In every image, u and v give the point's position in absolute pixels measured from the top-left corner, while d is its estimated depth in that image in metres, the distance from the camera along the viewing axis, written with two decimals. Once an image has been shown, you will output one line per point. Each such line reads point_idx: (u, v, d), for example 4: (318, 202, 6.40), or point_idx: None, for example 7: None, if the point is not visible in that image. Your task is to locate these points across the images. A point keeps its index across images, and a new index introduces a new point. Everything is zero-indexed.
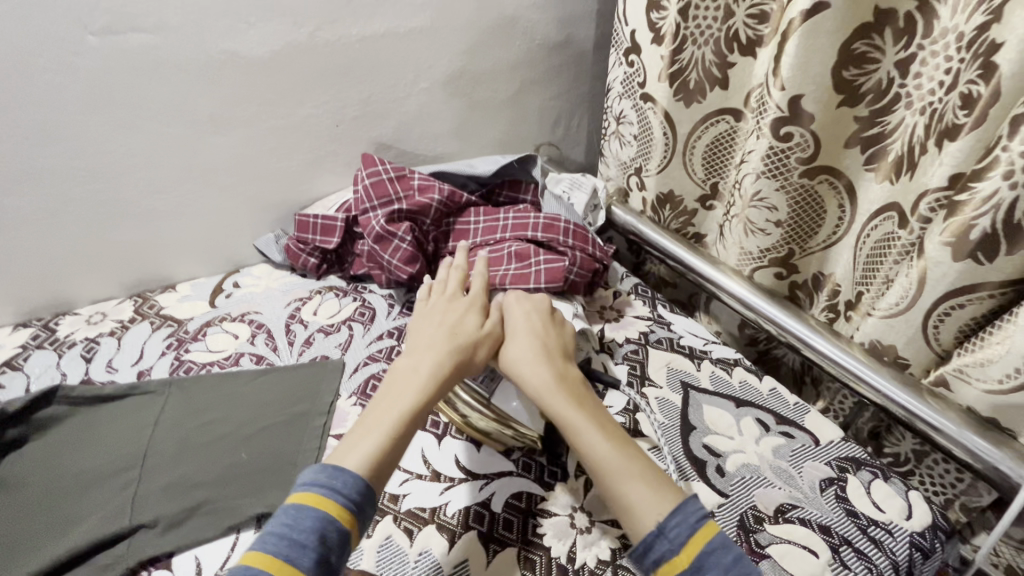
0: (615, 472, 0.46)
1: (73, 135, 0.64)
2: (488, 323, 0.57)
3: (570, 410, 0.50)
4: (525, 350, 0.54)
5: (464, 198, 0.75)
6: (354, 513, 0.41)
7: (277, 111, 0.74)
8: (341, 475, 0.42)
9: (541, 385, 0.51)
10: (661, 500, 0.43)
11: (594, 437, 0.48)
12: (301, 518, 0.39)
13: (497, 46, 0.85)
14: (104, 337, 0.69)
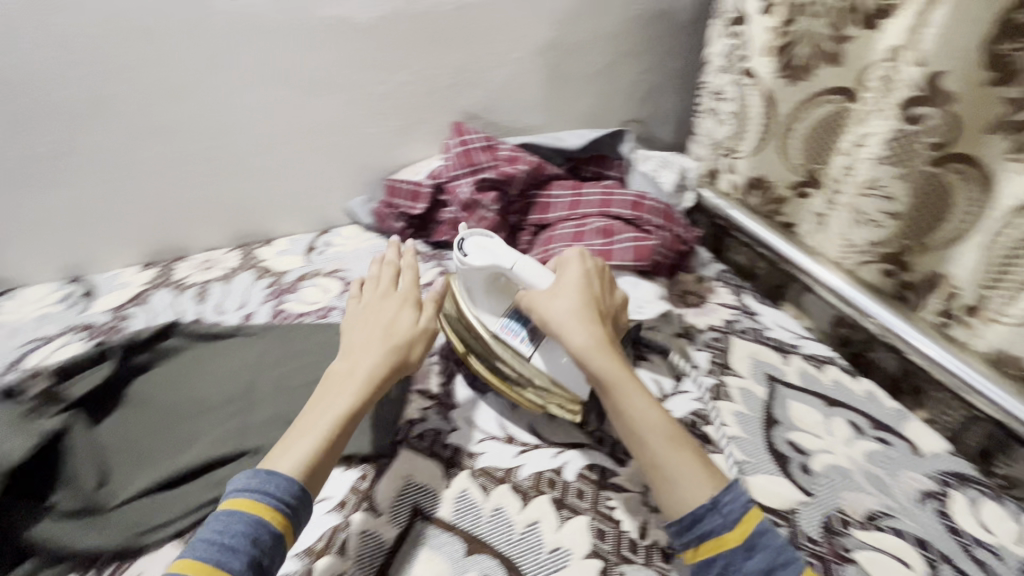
0: (669, 443, 0.43)
1: (197, 93, 0.70)
2: (422, 318, 0.54)
3: (622, 371, 0.46)
4: (574, 304, 0.49)
5: (550, 170, 0.75)
6: (288, 515, 0.39)
7: (375, 77, 0.76)
8: (272, 479, 0.40)
9: (593, 342, 0.47)
10: (715, 476, 0.42)
11: (646, 404, 0.45)
12: (229, 525, 0.37)
13: (593, 16, 0.83)
14: (213, 283, 0.75)
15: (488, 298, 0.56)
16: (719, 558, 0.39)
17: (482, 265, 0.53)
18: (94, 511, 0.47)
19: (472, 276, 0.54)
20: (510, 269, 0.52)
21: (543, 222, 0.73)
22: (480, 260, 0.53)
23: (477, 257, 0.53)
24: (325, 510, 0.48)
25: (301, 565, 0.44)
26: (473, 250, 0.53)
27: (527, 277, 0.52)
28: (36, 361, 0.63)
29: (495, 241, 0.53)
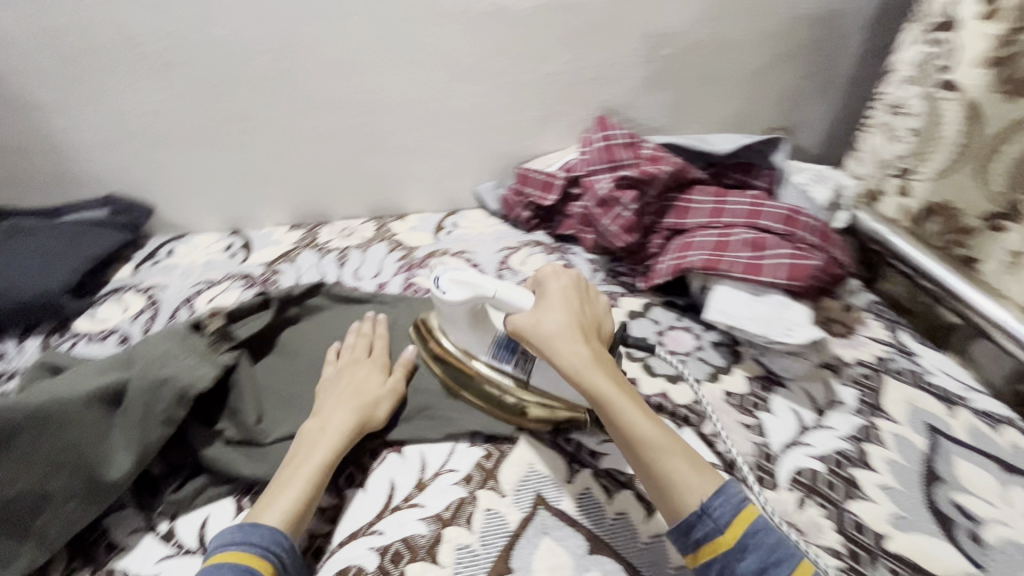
0: (660, 456, 0.43)
1: (362, 73, 0.72)
2: (390, 380, 0.55)
3: (610, 387, 0.45)
4: (561, 325, 0.48)
5: (694, 174, 0.72)
6: (274, 563, 0.41)
7: (525, 66, 0.76)
8: (255, 530, 0.42)
9: (580, 366, 0.46)
10: (706, 482, 0.42)
11: (637, 419, 0.44)
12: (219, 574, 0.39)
13: (757, 14, 0.77)
14: (352, 250, 0.80)
15: (473, 332, 0.54)
16: (716, 562, 0.40)
17: (463, 299, 0.52)
18: (251, 443, 0.50)
19: (454, 312, 0.53)
20: (493, 297, 0.51)
21: (679, 227, 0.70)
22: (460, 295, 0.51)
23: (455, 292, 0.52)
24: (452, 481, 0.49)
25: (431, 531, 0.46)
26: (450, 286, 0.52)
27: (511, 300, 0.51)
28: (205, 305, 0.69)
29: (467, 274, 0.53)
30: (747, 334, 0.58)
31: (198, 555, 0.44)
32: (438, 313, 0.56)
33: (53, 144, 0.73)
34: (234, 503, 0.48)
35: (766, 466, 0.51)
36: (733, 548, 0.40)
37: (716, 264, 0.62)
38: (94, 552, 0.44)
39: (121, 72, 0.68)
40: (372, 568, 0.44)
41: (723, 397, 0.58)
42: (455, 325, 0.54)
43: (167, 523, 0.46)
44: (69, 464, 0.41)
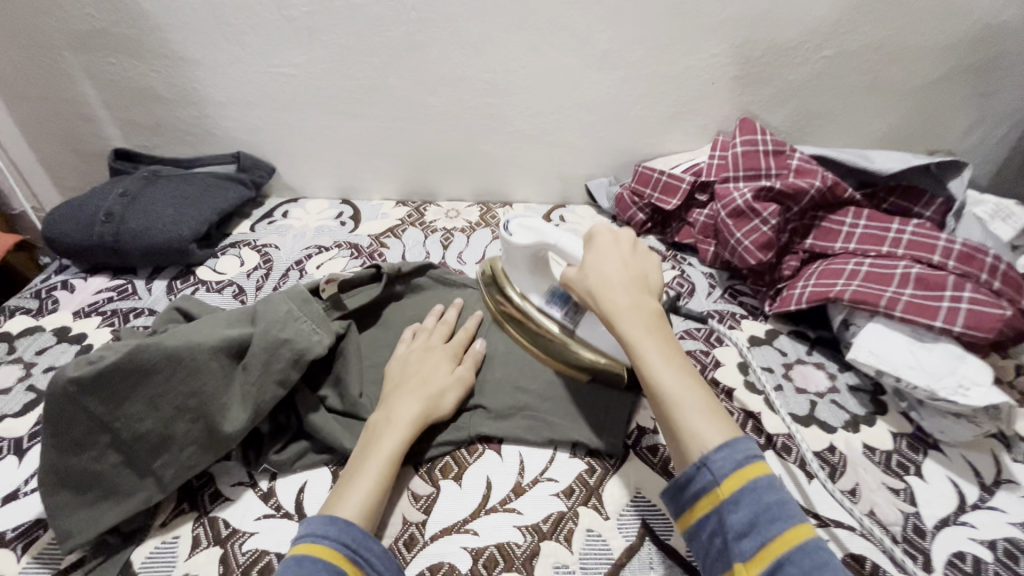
0: (667, 400, 0.39)
1: (493, 52, 0.70)
2: (460, 368, 0.52)
3: (629, 329, 0.42)
4: (598, 268, 0.47)
5: (847, 193, 0.64)
6: (346, 553, 0.37)
7: (666, 58, 0.70)
8: (351, 530, 0.38)
9: (607, 306, 0.44)
10: (712, 431, 0.37)
11: (650, 359, 0.41)
12: (315, 571, 0.35)
13: (945, 18, 0.66)
14: (457, 232, 0.79)
15: (530, 276, 0.54)
16: (712, 516, 0.36)
17: (526, 243, 0.52)
18: (351, 415, 0.49)
19: (515, 254, 0.53)
20: (555, 246, 0.51)
21: (822, 250, 0.63)
22: (525, 238, 0.52)
23: (521, 236, 0.52)
24: (551, 492, 0.46)
25: (527, 541, 0.43)
26: (518, 229, 0.53)
27: (573, 252, 0.50)
28: (315, 270, 0.70)
29: (536, 222, 0.53)
30: (905, 383, 0.50)
31: (295, 520, 0.43)
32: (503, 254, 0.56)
33: (196, 98, 0.76)
34: (330, 473, 0.47)
35: (916, 542, 0.44)
36: (728, 502, 0.35)
37: (872, 299, 0.53)
38: (200, 499, 0.44)
39: (265, 34, 0.69)
40: (465, 569, 0.41)
41: (862, 451, 0.51)
42: (512, 266, 0.55)
43: (267, 481, 0.46)
44: (192, 410, 0.41)
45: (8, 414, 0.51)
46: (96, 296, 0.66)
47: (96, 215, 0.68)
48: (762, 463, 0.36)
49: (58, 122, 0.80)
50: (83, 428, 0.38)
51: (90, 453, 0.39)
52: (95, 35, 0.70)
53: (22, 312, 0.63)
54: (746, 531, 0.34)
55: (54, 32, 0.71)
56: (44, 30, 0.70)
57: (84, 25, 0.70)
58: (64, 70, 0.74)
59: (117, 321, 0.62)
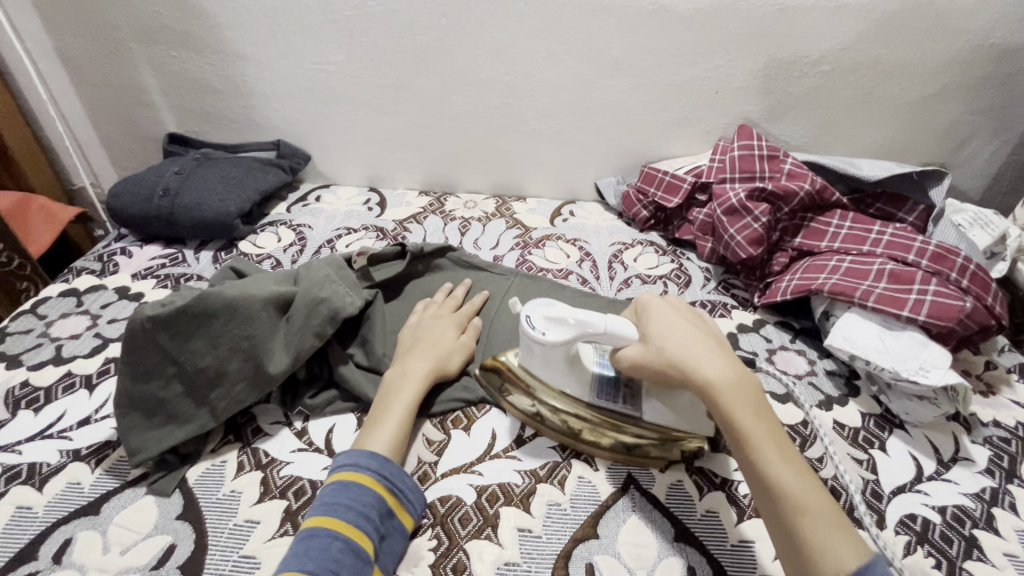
0: (795, 507, 0.37)
1: (514, 56, 0.77)
2: (464, 336, 0.58)
3: (745, 420, 0.40)
4: (688, 342, 0.44)
5: (834, 197, 0.69)
6: (384, 481, 0.44)
7: (673, 68, 0.76)
8: (387, 465, 0.45)
9: (711, 383, 0.41)
10: (847, 542, 0.35)
11: (768, 453, 0.39)
12: (359, 496, 0.43)
13: (934, 40, 0.72)
14: (474, 221, 0.85)
15: (571, 372, 0.50)
16: None
17: (567, 339, 0.46)
18: (374, 370, 0.56)
19: (553, 353, 0.48)
20: (600, 333, 0.46)
21: (809, 248, 0.68)
22: (563, 336, 0.46)
23: (557, 333, 0.47)
24: (549, 444, 0.52)
25: (525, 482, 0.49)
26: (549, 326, 0.47)
27: (624, 335, 0.45)
28: (344, 248, 0.77)
29: (563, 310, 0.47)
30: (874, 366, 0.55)
31: (325, 454, 0.50)
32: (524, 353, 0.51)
33: (245, 90, 0.84)
34: (356, 418, 0.53)
35: (873, 504, 0.49)
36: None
37: (848, 291, 0.59)
38: (244, 432, 0.51)
39: (310, 34, 0.77)
40: (470, 502, 0.48)
41: (833, 426, 0.56)
42: (546, 365, 0.50)
43: (301, 422, 0.53)
44: (243, 351, 0.48)
45: (79, 355, 0.58)
46: (151, 262, 0.73)
47: (155, 190, 0.76)
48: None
49: (120, 107, 0.88)
50: (153, 359, 0.46)
51: (157, 382, 0.47)
52: (160, 30, 0.79)
53: (87, 272, 0.71)
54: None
55: (125, 26, 0.79)
56: (116, 24, 0.79)
57: (152, 21, 0.78)
58: (130, 60, 0.83)
59: (170, 284, 0.69)
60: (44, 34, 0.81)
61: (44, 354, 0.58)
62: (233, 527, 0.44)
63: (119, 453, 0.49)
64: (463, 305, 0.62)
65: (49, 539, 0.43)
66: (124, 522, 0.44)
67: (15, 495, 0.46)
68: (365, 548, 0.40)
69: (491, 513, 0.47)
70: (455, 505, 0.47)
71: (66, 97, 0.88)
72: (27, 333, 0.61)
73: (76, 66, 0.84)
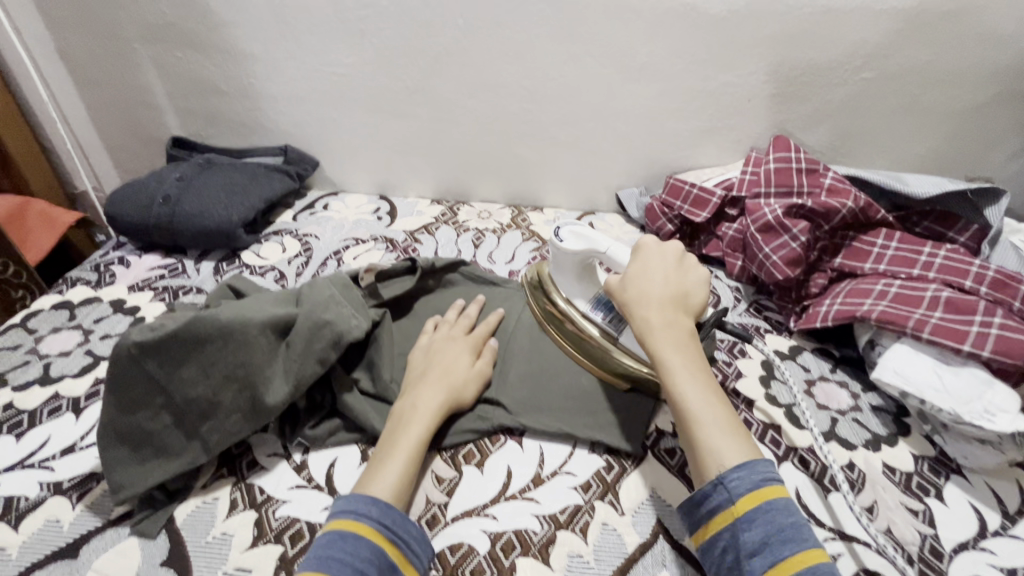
0: (692, 421, 0.40)
1: (533, 58, 0.72)
2: (479, 362, 0.53)
3: (665, 347, 0.43)
4: (638, 281, 0.47)
5: (880, 214, 0.64)
6: (383, 531, 0.40)
7: (702, 73, 0.72)
8: (389, 512, 0.41)
9: (641, 321, 0.45)
10: (732, 452, 0.39)
11: (676, 375, 0.41)
12: (356, 549, 0.38)
13: (988, 46, 0.66)
14: (488, 233, 0.81)
15: (574, 284, 0.54)
16: (725, 534, 0.38)
17: (575, 250, 0.52)
18: (381, 399, 0.51)
19: (564, 261, 0.54)
20: (605, 253, 0.51)
21: (851, 269, 0.63)
22: (575, 246, 0.52)
23: (571, 242, 0.53)
24: (569, 485, 0.48)
25: (544, 529, 0.45)
26: (569, 236, 0.53)
27: (619, 260, 0.51)
28: (352, 261, 0.73)
29: (587, 229, 0.53)
30: (929, 406, 0.50)
31: (325, 493, 0.45)
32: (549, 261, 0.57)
33: (252, 92, 0.80)
34: (360, 451, 0.49)
35: (933, 564, 0.44)
36: (739, 519, 0.37)
37: (899, 320, 0.54)
38: (238, 465, 0.47)
39: (320, 34, 0.73)
40: (483, 551, 0.43)
41: (883, 470, 0.51)
42: (559, 272, 0.55)
43: (300, 454, 0.48)
44: (238, 380, 0.44)
45: (67, 374, 0.55)
46: (149, 272, 0.70)
47: (155, 196, 0.72)
48: (777, 485, 0.38)
49: (124, 109, 0.86)
50: (140, 388, 0.42)
51: (144, 414, 0.43)
52: (165, 29, 0.76)
53: (82, 282, 0.68)
54: (757, 550, 0.36)
55: (129, 25, 0.76)
56: (119, 23, 0.76)
57: (157, 19, 0.75)
58: (134, 60, 0.79)
59: (167, 297, 0.66)
60: (47, 33, 0.79)
61: (31, 373, 0.55)
62: None
63: (103, 487, 0.45)
64: (478, 325, 0.57)
65: None
66: (104, 568, 0.40)
67: None
68: None
69: (506, 565, 0.42)
70: (466, 555, 0.43)
71: (69, 98, 0.86)
72: (15, 350, 0.58)
73: (79, 66, 0.82)
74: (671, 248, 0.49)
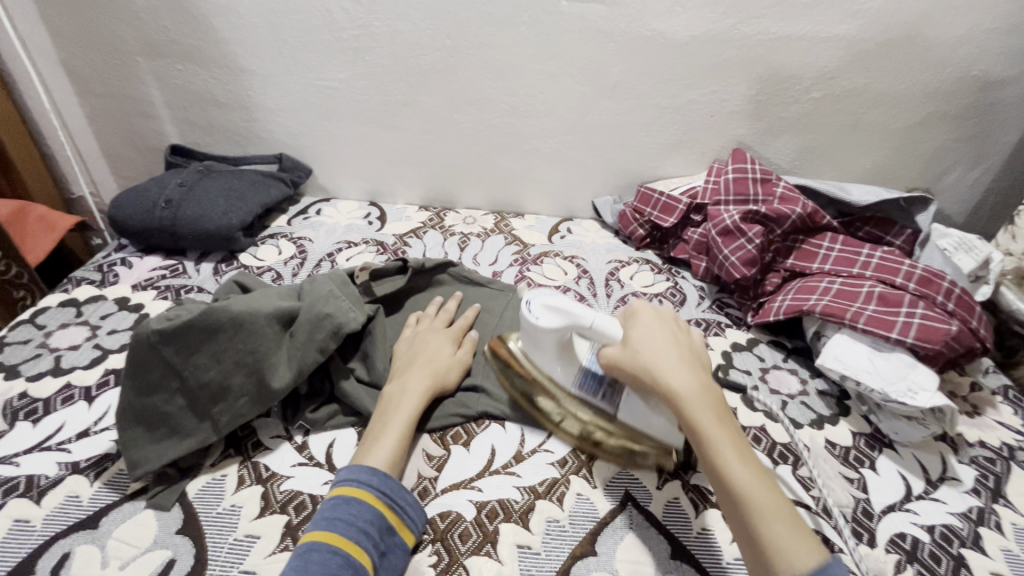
0: (751, 507, 0.39)
1: (515, 76, 0.78)
2: (460, 352, 0.59)
3: (709, 422, 0.43)
4: (657, 345, 0.47)
5: (825, 220, 0.71)
6: (384, 498, 0.45)
7: (669, 91, 0.79)
8: (388, 481, 0.46)
9: (675, 385, 0.44)
10: (800, 544, 0.37)
11: (725, 454, 0.41)
12: (360, 512, 0.43)
13: (919, 72, 0.75)
14: (473, 237, 0.86)
15: (560, 359, 0.54)
16: None
17: (557, 327, 0.51)
18: (376, 385, 0.56)
19: (544, 338, 0.52)
20: (589, 327, 0.50)
21: (801, 269, 0.70)
22: (554, 322, 0.51)
23: (550, 319, 0.51)
24: (547, 461, 0.53)
25: (524, 499, 0.50)
26: (544, 311, 0.52)
27: (608, 332, 0.50)
28: (345, 262, 0.78)
29: (563, 302, 0.52)
30: (863, 387, 0.57)
31: (324, 469, 0.50)
32: (523, 337, 0.55)
33: (248, 104, 0.85)
34: (356, 433, 0.53)
35: (864, 523, 0.50)
36: None
37: (838, 312, 0.61)
38: (244, 446, 0.51)
39: (315, 51, 0.78)
40: (469, 518, 0.48)
41: (825, 445, 0.57)
42: (540, 351, 0.54)
43: (301, 436, 0.53)
44: (246, 366, 0.49)
45: (78, 366, 0.58)
46: (151, 272, 0.74)
47: (157, 201, 0.76)
48: None
49: (123, 118, 0.89)
50: (158, 372, 0.47)
51: (161, 396, 0.47)
52: (166, 44, 0.80)
53: (86, 282, 0.71)
54: None
55: (131, 40, 0.80)
56: (122, 38, 0.80)
57: (159, 35, 0.79)
58: (135, 73, 0.83)
59: (170, 295, 0.70)
60: (50, 45, 0.82)
61: (43, 365, 0.58)
62: (233, 542, 0.44)
63: (119, 465, 0.49)
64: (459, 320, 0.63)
65: (47, 553, 0.43)
66: (124, 536, 0.44)
67: (12, 508, 0.45)
68: (363, 563, 0.41)
69: (490, 529, 0.47)
70: (455, 521, 0.48)
71: (69, 107, 0.89)
72: (25, 344, 0.61)
73: (81, 77, 0.85)
74: (669, 312, 0.51)
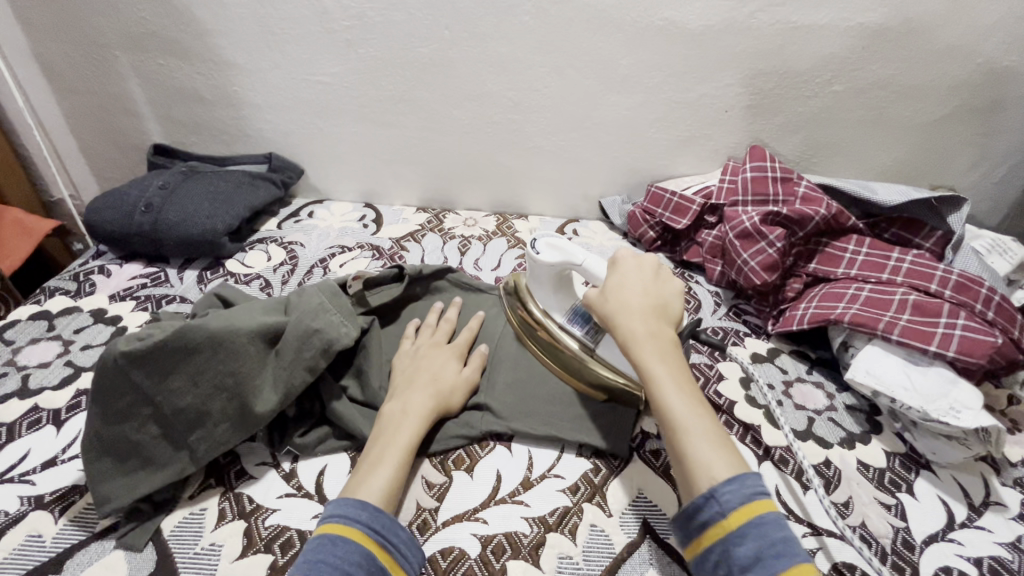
0: (679, 432, 0.40)
1: (518, 70, 0.74)
2: (465, 369, 0.54)
3: (653, 358, 0.43)
4: (620, 288, 0.47)
5: (851, 222, 0.67)
6: (375, 536, 0.40)
7: (681, 85, 0.74)
8: (379, 517, 0.41)
9: (629, 326, 0.45)
10: (724, 464, 0.38)
11: (664, 385, 0.41)
12: (347, 553, 0.39)
13: (949, 62, 0.70)
14: (474, 240, 0.82)
15: (555, 294, 0.55)
16: (716, 547, 0.37)
17: (552, 263, 0.52)
18: (370, 406, 0.51)
19: (542, 272, 0.54)
20: (580, 265, 0.51)
21: (825, 274, 0.66)
22: (552, 258, 0.52)
23: (549, 255, 0.53)
24: (558, 488, 0.49)
25: (534, 532, 0.45)
26: (545, 247, 0.53)
27: (595, 272, 0.50)
28: (338, 269, 0.73)
29: (565, 241, 0.53)
30: (899, 404, 0.52)
31: (315, 501, 0.45)
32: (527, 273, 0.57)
33: (235, 100, 0.80)
34: (349, 459, 0.49)
35: (906, 556, 0.46)
36: (732, 535, 0.36)
37: (870, 322, 0.56)
38: (226, 476, 0.47)
39: (305, 44, 0.73)
40: (474, 555, 0.44)
41: (857, 466, 0.53)
42: (541, 285, 0.55)
43: (289, 463, 0.48)
44: (227, 389, 0.44)
45: (47, 386, 0.54)
46: (131, 281, 0.69)
47: (137, 204, 0.71)
48: (766, 498, 0.37)
49: (102, 117, 0.85)
50: (128, 398, 0.42)
51: (131, 424, 0.42)
52: (146, 37, 0.75)
53: (61, 292, 0.67)
54: (750, 566, 0.35)
55: (109, 33, 0.75)
56: (99, 31, 0.75)
57: (138, 28, 0.74)
58: (113, 68, 0.79)
59: (151, 306, 0.65)
60: (24, 39, 0.77)
61: (9, 385, 0.54)
62: None
63: (87, 500, 0.44)
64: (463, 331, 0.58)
65: None
66: None
67: None
68: None
69: (497, 568, 0.43)
70: (458, 559, 0.43)
71: (45, 105, 0.84)
72: None
73: (57, 73, 0.80)
74: (647, 258, 0.50)
